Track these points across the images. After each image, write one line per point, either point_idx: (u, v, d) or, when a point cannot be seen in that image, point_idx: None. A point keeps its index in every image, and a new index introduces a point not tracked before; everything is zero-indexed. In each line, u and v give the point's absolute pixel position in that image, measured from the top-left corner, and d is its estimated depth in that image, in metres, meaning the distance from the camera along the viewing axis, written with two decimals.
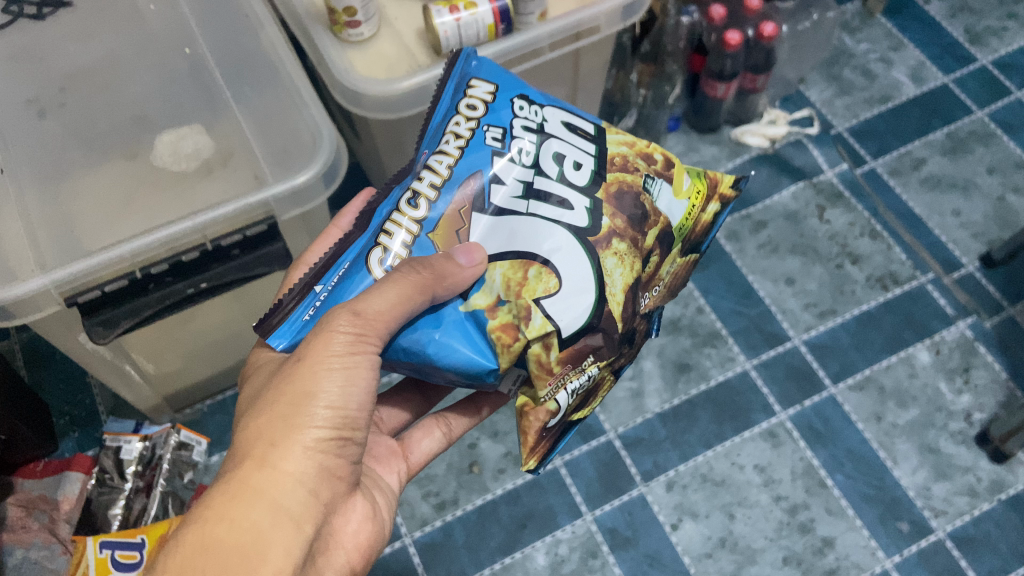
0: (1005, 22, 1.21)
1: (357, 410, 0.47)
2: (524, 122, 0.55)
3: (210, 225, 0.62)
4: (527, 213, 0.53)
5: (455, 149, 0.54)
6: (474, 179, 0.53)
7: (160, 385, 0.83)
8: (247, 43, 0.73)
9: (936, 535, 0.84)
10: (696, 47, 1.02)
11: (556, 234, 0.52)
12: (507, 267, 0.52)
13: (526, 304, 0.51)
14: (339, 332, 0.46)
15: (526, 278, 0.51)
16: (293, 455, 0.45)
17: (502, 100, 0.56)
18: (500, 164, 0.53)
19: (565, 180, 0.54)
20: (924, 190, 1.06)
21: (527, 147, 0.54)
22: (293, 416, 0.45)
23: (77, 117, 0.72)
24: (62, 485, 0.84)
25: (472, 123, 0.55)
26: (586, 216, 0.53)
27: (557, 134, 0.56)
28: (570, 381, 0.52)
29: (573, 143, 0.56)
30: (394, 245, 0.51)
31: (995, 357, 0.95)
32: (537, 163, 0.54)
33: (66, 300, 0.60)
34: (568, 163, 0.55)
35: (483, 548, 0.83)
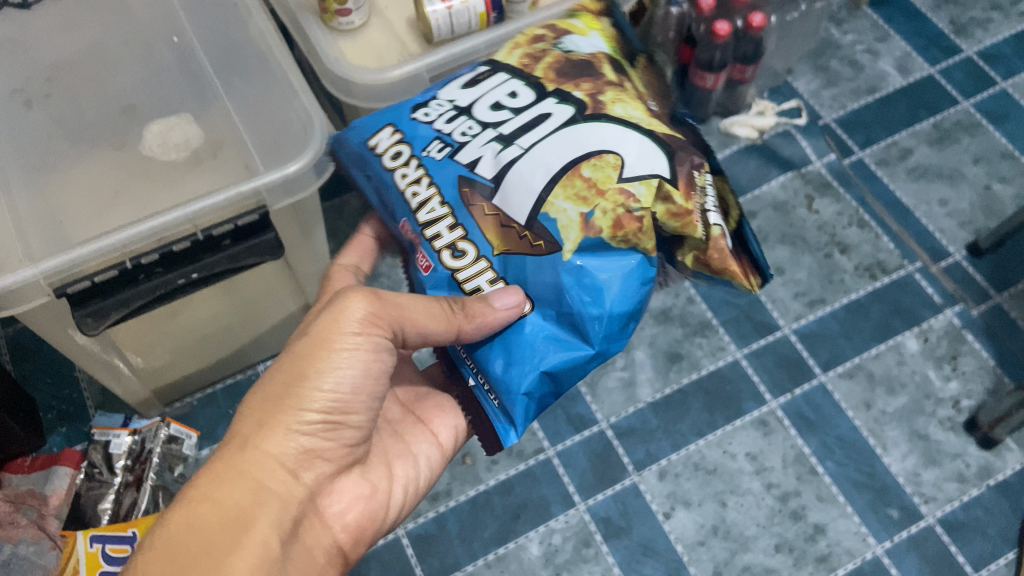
0: (989, 13, 1.21)
1: (351, 400, 0.51)
2: (453, 122, 0.58)
3: (200, 215, 0.62)
4: (525, 149, 0.55)
5: (427, 188, 0.57)
6: (468, 189, 0.55)
7: (148, 379, 0.82)
8: (234, 32, 0.72)
9: (926, 521, 0.85)
10: (685, 38, 1.02)
11: (588, 131, 0.54)
12: (566, 189, 0.53)
13: (611, 192, 0.53)
14: (337, 325, 0.51)
15: (588, 181, 0.53)
16: (276, 436, 0.49)
17: (403, 121, 0.60)
18: (464, 157, 0.56)
19: (514, 107, 0.58)
20: (911, 180, 1.07)
21: (470, 128, 0.57)
22: (284, 401, 0.50)
23: (64, 108, 0.71)
24: (51, 480, 0.82)
25: (408, 153, 0.58)
26: (558, 104, 0.57)
27: (468, 100, 0.59)
28: (705, 202, 0.55)
29: (486, 91, 0.59)
30: (480, 276, 0.55)
31: (982, 344, 0.95)
32: (488, 119, 0.57)
33: (54, 290, 0.59)
34: (503, 100, 0.58)
35: (477, 539, 0.83)
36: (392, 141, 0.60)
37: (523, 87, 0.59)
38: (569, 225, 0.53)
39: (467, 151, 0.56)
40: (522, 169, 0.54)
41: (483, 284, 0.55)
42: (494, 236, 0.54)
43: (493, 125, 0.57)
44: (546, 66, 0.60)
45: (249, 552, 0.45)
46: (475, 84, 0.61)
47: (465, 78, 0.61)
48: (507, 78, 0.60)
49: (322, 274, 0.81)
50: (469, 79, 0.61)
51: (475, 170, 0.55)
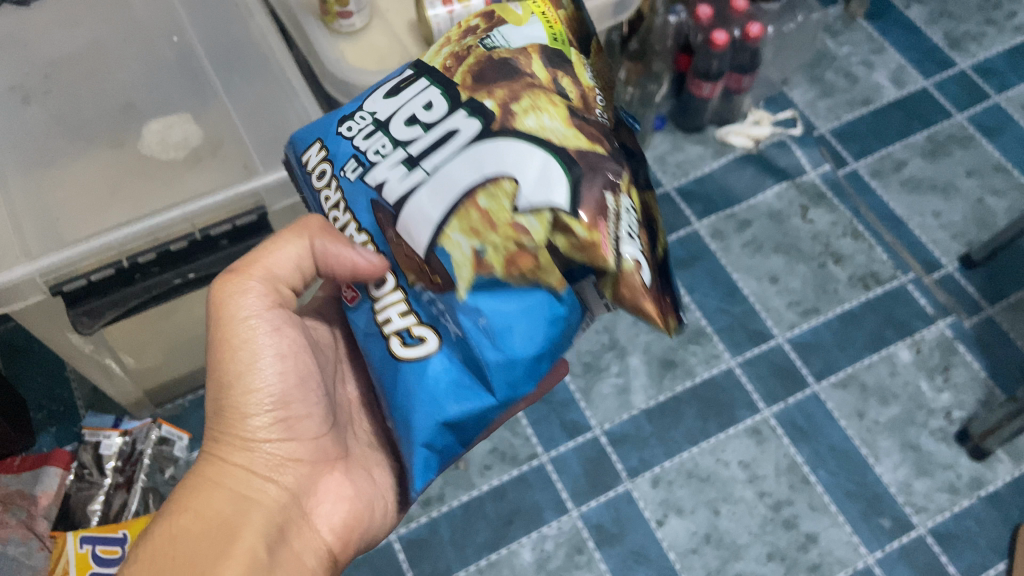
0: (983, 28, 1.23)
1: (289, 383, 0.50)
2: (370, 139, 0.50)
3: (198, 214, 0.62)
4: (426, 175, 0.47)
5: (344, 215, 0.51)
6: (378, 214, 0.49)
7: (141, 379, 0.82)
8: (235, 32, 0.72)
9: (917, 531, 0.86)
10: (683, 47, 1.03)
11: (484, 155, 0.45)
12: (457, 222, 0.45)
13: (508, 226, 0.44)
14: (243, 306, 0.49)
15: (481, 217, 0.45)
16: (230, 444, 0.49)
17: (323, 137, 0.53)
18: (373, 177, 0.49)
19: (426, 118, 0.49)
20: (904, 192, 1.08)
21: (382, 145, 0.49)
22: (232, 409, 0.49)
23: (63, 105, 0.71)
24: (41, 481, 0.81)
25: (329, 172, 0.52)
26: (473, 114, 0.47)
27: (386, 111, 0.51)
28: (619, 230, 0.44)
29: (406, 98, 0.50)
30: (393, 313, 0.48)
31: (974, 356, 0.96)
32: (400, 135, 0.49)
33: (51, 288, 0.59)
34: (418, 111, 0.49)
35: (469, 544, 0.83)
36: (317, 161, 0.52)
37: (441, 93, 0.49)
38: (462, 263, 0.45)
39: (376, 173, 0.49)
40: (418, 202, 0.46)
41: (393, 315, 0.48)
42: (403, 265, 0.48)
43: (404, 144, 0.49)
44: (465, 66, 0.50)
45: (236, 559, 0.44)
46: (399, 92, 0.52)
47: (394, 80, 0.53)
48: (427, 84, 0.50)
49: None
50: (391, 86, 0.52)
51: (384, 193, 0.48)
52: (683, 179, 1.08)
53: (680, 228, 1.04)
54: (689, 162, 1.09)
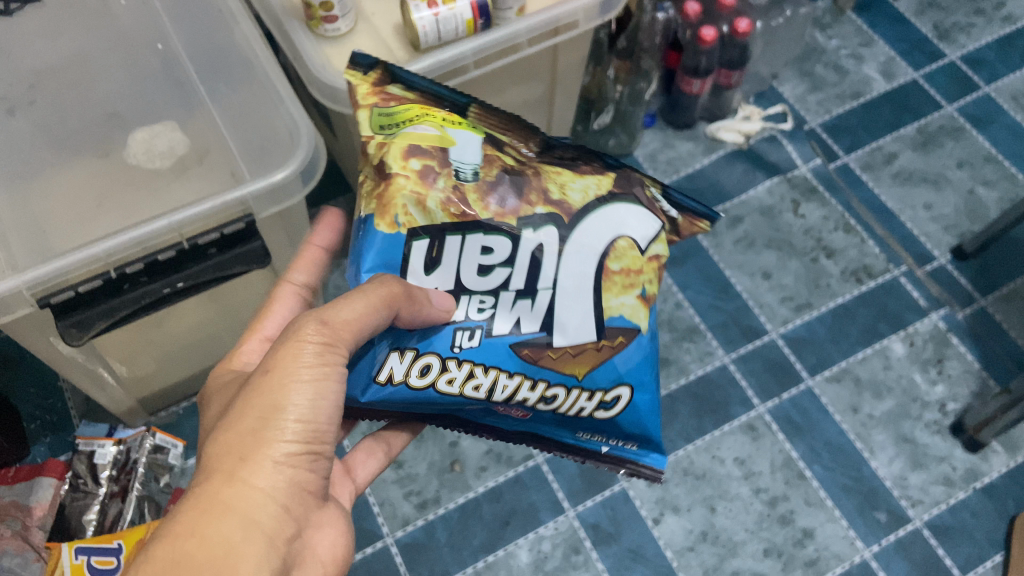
0: (972, 18, 1.23)
1: (328, 424, 0.45)
2: (467, 306, 0.53)
3: (186, 223, 0.60)
4: (555, 286, 0.54)
5: (484, 377, 0.53)
6: (525, 350, 0.54)
7: (133, 389, 0.82)
8: (220, 40, 0.71)
9: (913, 525, 0.86)
10: (671, 44, 1.01)
11: (584, 240, 0.55)
12: (612, 291, 0.56)
13: (641, 271, 0.57)
14: (307, 342, 0.45)
15: (619, 258, 0.56)
16: (262, 470, 0.42)
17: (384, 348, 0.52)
18: (497, 328, 0.54)
19: (502, 269, 0.54)
20: (895, 184, 1.08)
21: (482, 303, 0.54)
22: (262, 429, 0.43)
23: (48, 115, 0.71)
24: (35, 491, 0.81)
25: (437, 363, 0.52)
26: (532, 225, 0.54)
27: (449, 287, 0.53)
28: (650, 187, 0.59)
29: (451, 256, 0.53)
30: (579, 399, 0.56)
31: (968, 348, 0.96)
32: (495, 288, 0.54)
33: (38, 301, 0.58)
34: (471, 253, 0.53)
35: (466, 546, 0.83)
36: (415, 370, 0.52)
37: (470, 237, 0.53)
38: (635, 312, 0.57)
39: (505, 312, 0.54)
40: (567, 303, 0.55)
41: (582, 404, 0.56)
42: (577, 366, 0.55)
43: (501, 288, 0.54)
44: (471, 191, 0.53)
45: None
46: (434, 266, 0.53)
47: (415, 256, 0.52)
48: (456, 237, 0.53)
49: None
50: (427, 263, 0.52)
51: (523, 331, 0.54)
52: (674, 176, 1.08)
53: None
54: (680, 159, 1.09)
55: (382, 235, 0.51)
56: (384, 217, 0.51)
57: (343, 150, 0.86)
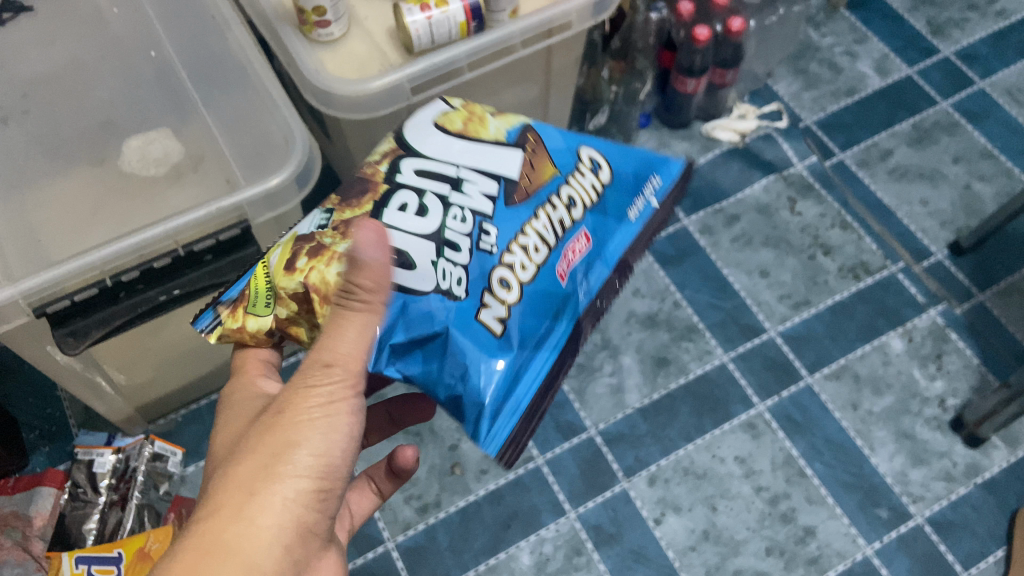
0: (965, 13, 1.23)
1: (340, 462, 0.43)
2: (452, 231, 0.49)
3: (181, 230, 0.60)
4: (457, 165, 0.52)
5: (528, 236, 0.52)
6: (512, 186, 0.52)
7: (131, 397, 0.82)
8: (213, 45, 0.71)
9: (915, 521, 0.86)
10: (665, 44, 1.03)
11: (498, 153, 0.53)
12: (482, 129, 0.55)
13: (470, 103, 0.58)
14: (325, 375, 0.43)
15: (473, 126, 0.55)
16: (269, 508, 0.41)
17: (456, 319, 0.48)
18: (484, 209, 0.51)
19: (440, 189, 0.51)
20: (892, 180, 1.08)
21: (457, 223, 0.50)
22: (273, 465, 0.41)
23: (42, 124, 0.71)
24: (35, 501, 0.80)
25: (491, 285, 0.50)
26: (403, 167, 0.51)
27: (425, 243, 0.49)
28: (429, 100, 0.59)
29: (403, 231, 0.49)
30: (588, 177, 0.56)
31: (966, 343, 0.96)
32: (449, 202, 0.50)
33: (35, 310, 0.58)
34: (410, 212, 0.49)
35: (467, 549, 0.83)
36: (494, 307, 0.50)
37: (391, 215, 0.49)
38: (506, 121, 0.56)
39: (475, 204, 0.51)
40: (499, 156, 0.53)
41: (592, 179, 0.56)
42: (547, 168, 0.54)
43: (447, 202, 0.50)
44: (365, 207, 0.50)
45: None
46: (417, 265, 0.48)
47: (390, 272, 0.48)
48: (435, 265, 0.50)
49: None
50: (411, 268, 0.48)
51: (493, 193, 0.52)
52: None
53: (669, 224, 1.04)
54: (676, 158, 1.09)
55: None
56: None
57: (340, 156, 0.85)
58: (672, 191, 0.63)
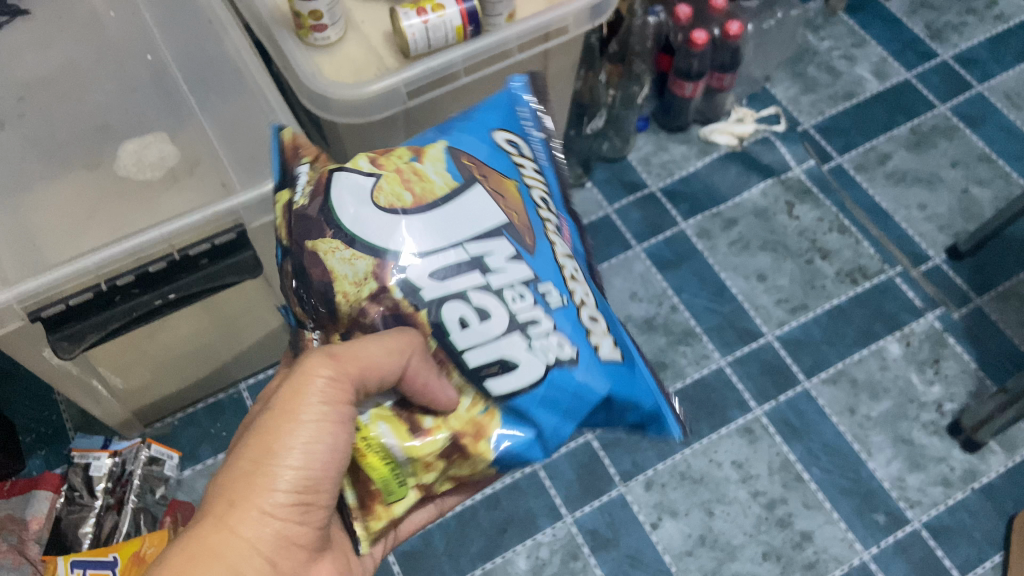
0: (964, 17, 1.23)
1: (329, 474, 0.43)
2: (522, 312, 0.45)
3: (176, 234, 0.61)
4: (462, 243, 0.46)
5: (568, 270, 0.49)
6: (520, 234, 0.48)
7: (127, 401, 0.81)
8: (211, 49, 0.71)
9: (912, 526, 0.85)
10: (663, 47, 1.02)
11: (474, 206, 0.47)
12: (429, 185, 0.48)
13: (383, 157, 0.49)
14: (315, 381, 0.43)
15: (423, 189, 0.47)
16: (250, 518, 0.41)
17: (595, 374, 0.46)
18: (523, 273, 0.46)
19: (474, 272, 0.45)
20: (889, 184, 1.08)
21: (520, 303, 0.46)
22: (257, 472, 0.42)
23: (38, 127, 0.71)
24: (30, 505, 0.80)
25: (586, 326, 0.48)
26: (428, 287, 0.45)
27: (512, 337, 0.45)
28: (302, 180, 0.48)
29: (486, 346, 0.45)
30: (526, 168, 0.53)
31: (964, 347, 0.96)
32: (495, 287, 0.45)
33: (29, 314, 0.58)
34: (474, 320, 0.45)
35: (463, 554, 0.82)
36: (605, 343, 0.48)
37: (458, 338, 0.45)
38: (433, 160, 0.49)
39: (517, 273, 0.46)
40: (483, 207, 0.47)
41: (523, 163, 0.53)
42: (506, 184, 0.50)
43: (495, 291, 0.45)
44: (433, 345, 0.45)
45: None
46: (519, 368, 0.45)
47: (506, 384, 0.45)
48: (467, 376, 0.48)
49: None
50: (513, 373, 0.45)
51: (514, 250, 0.47)
52: (667, 180, 1.07)
53: (666, 228, 1.04)
54: (673, 162, 1.09)
55: (497, 431, 0.46)
56: (487, 421, 0.46)
57: None
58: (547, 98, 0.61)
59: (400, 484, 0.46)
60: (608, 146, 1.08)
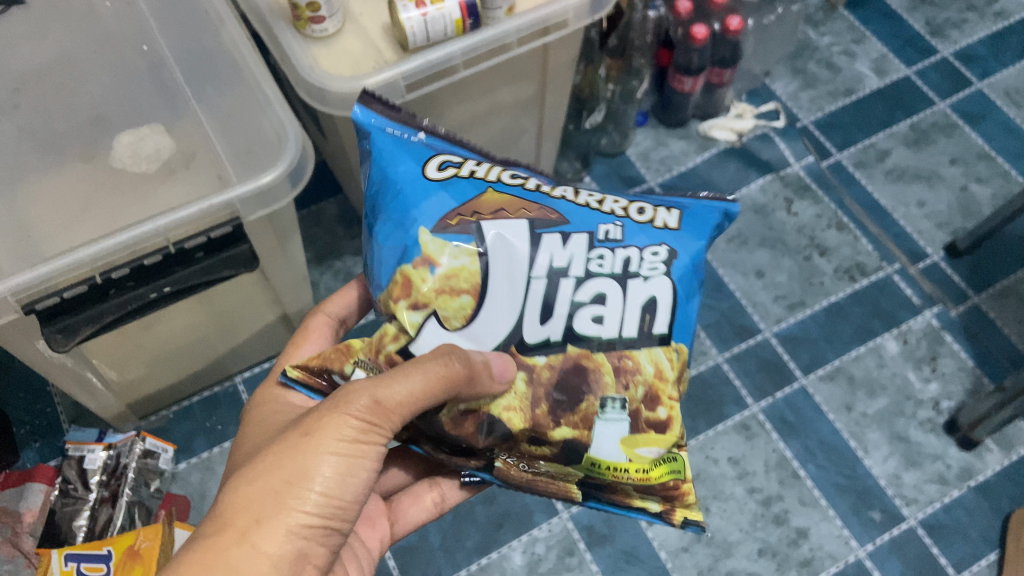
0: (964, 14, 1.22)
1: (351, 501, 0.43)
2: (614, 265, 0.49)
3: (172, 227, 0.60)
4: (532, 276, 0.48)
5: (591, 198, 0.52)
6: (551, 213, 0.50)
7: (122, 393, 0.81)
8: (207, 40, 0.70)
9: (908, 524, 0.86)
10: (663, 42, 1.01)
11: (515, 249, 0.48)
12: (468, 268, 0.47)
13: (420, 301, 0.47)
14: (356, 415, 0.42)
15: (467, 280, 0.47)
16: (271, 537, 0.40)
17: (687, 244, 0.51)
18: (582, 241, 0.49)
19: (568, 279, 0.48)
20: (888, 181, 1.08)
21: (606, 265, 0.49)
22: (284, 494, 0.41)
23: (32, 118, 0.70)
24: (25, 498, 0.80)
25: (640, 213, 0.52)
26: (539, 341, 0.48)
27: (618, 285, 0.49)
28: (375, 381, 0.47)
29: (626, 312, 0.49)
30: (469, 168, 0.51)
31: (962, 345, 0.96)
32: (580, 274, 0.48)
33: (23, 307, 0.57)
34: (602, 312, 0.48)
35: (459, 549, 0.82)
36: (660, 213, 0.52)
37: (604, 335, 0.48)
38: (444, 254, 0.48)
39: (576, 245, 0.49)
40: (511, 249, 0.48)
41: (467, 167, 0.51)
42: (491, 198, 0.50)
43: (581, 279, 0.48)
44: (555, 359, 0.48)
45: None
46: (646, 306, 0.49)
47: (663, 317, 0.49)
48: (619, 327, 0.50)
49: (299, 284, 0.80)
50: (649, 305, 0.49)
51: (565, 232, 0.49)
52: (666, 175, 1.07)
53: None
54: (672, 158, 1.09)
55: (686, 345, 0.51)
56: (682, 356, 0.50)
57: (335, 152, 0.86)
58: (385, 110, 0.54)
59: (676, 459, 0.51)
60: (607, 141, 1.07)
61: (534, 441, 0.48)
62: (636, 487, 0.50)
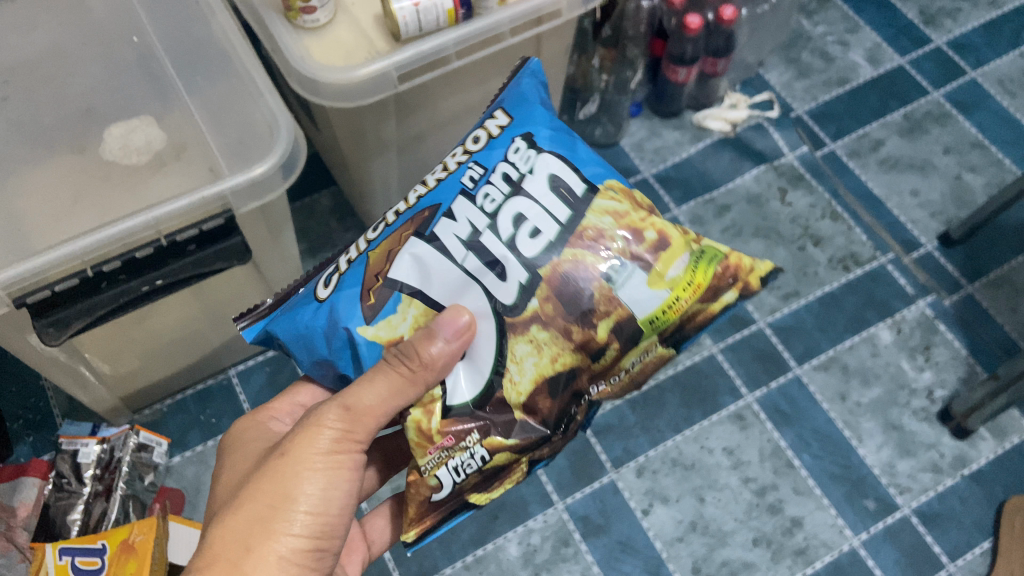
0: (958, 3, 1.22)
1: (335, 515, 0.48)
2: (501, 188, 0.53)
3: (164, 219, 0.59)
4: (462, 260, 0.51)
5: (445, 167, 0.56)
6: (426, 211, 0.54)
7: (116, 386, 0.80)
8: (198, 32, 0.70)
9: (902, 512, 0.86)
10: (657, 32, 1.00)
11: (439, 277, 0.51)
12: (416, 311, 0.51)
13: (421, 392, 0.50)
14: (327, 430, 0.47)
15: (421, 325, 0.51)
16: (265, 563, 0.45)
17: (527, 120, 0.56)
18: (467, 204, 0.53)
19: (486, 233, 0.52)
20: (882, 171, 1.08)
21: (496, 195, 0.53)
22: (271, 519, 0.46)
23: (21, 111, 0.69)
24: (18, 491, 0.80)
25: (486, 137, 0.56)
26: (517, 294, 0.51)
27: (526, 199, 0.53)
28: (450, 458, 0.50)
29: (545, 203, 0.53)
30: (345, 260, 0.55)
31: (955, 334, 0.96)
32: (489, 214, 0.52)
33: (14, 301, 0.57)
34: (528, 225, 0.52)
35: (455, 541, 0.82)
36: (488, 123, 0.57)
37: (550, 239, 0.52)
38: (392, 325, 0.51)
39: (466, 212, 0.52)
40: (434, 278, 0.51)
41: (344, 263, 0.55)
42: (374, 253, 0.53)
43: (491, 221, 0.52)
44: (543, 291, 0.51)
45: None
46: (553, 194, 0.53)
47: (572, 182, 0.54)
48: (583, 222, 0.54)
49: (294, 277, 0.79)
50: (559, 185, 0.53)
51: (444, 211, 0.53)
52: (660, 166, 1.07)
53: (659, 215, 1.03)
54: (666, 148, 1.08)
55: (605, 177, 0.55)
56: (614, 185, 0.55)
57: (327, 143, 0.85)
58: (252, 315, 0.58)
59: (701, 250, 0.55)
60: (601, 132, 1.07)
61: (596, 355, 0.53)
62: (697, 300, 0.54)
